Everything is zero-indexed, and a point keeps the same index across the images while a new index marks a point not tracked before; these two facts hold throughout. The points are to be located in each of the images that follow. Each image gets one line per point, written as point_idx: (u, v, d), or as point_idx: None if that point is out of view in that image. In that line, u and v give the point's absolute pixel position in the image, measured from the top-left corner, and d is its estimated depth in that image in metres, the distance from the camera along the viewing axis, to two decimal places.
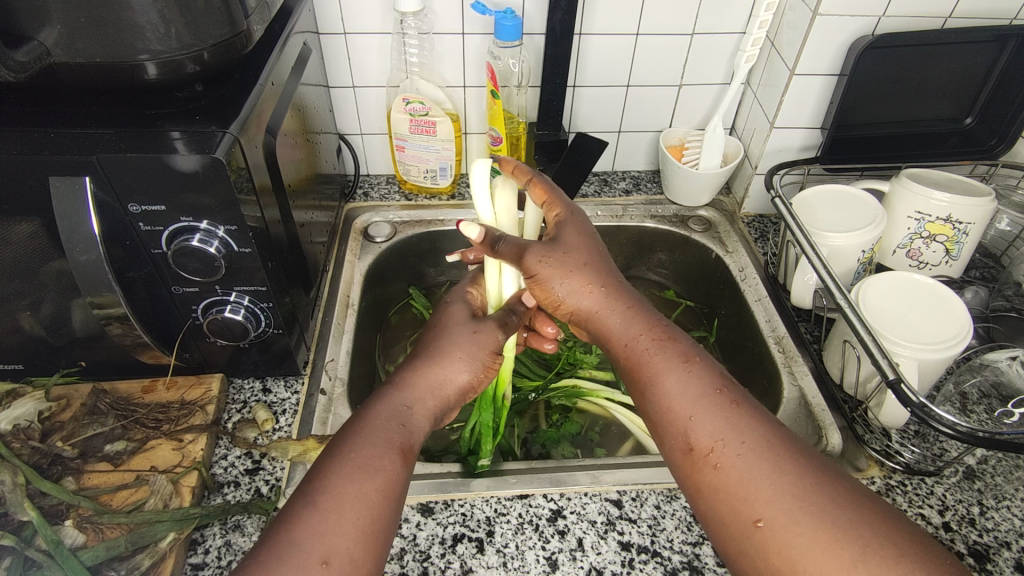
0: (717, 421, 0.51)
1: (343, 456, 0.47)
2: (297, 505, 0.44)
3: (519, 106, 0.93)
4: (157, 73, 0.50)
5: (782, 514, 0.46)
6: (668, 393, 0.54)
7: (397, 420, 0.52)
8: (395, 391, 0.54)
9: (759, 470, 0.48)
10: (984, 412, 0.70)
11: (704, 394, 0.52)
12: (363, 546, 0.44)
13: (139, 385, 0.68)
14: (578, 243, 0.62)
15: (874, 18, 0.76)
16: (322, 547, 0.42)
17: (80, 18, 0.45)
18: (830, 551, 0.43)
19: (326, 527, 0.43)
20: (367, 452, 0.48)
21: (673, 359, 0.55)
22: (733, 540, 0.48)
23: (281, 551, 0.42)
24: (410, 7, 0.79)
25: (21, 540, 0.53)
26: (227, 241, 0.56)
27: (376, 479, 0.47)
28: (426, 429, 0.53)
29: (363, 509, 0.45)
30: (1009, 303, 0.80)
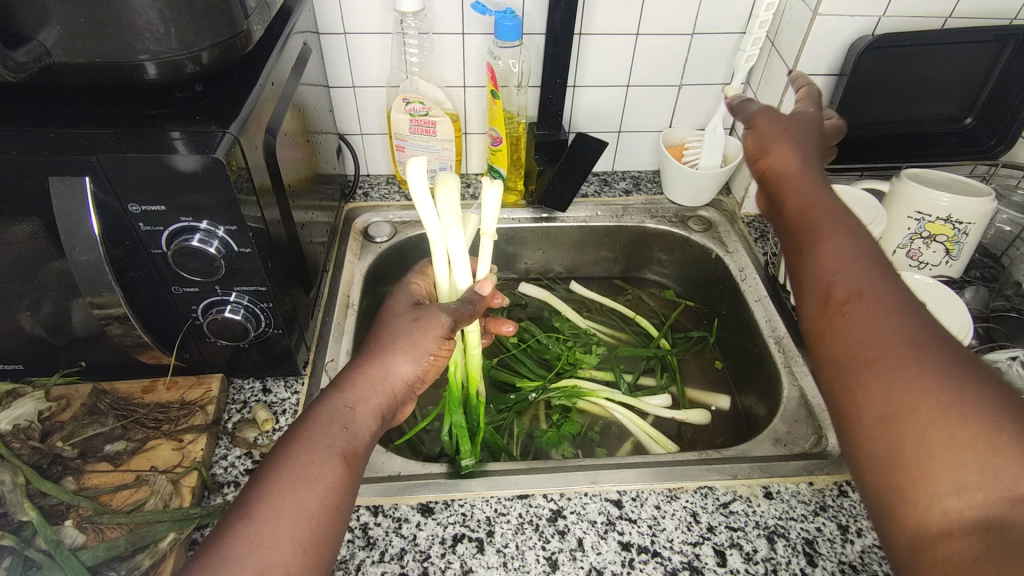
0: (864, 275, 0.44)
1: (281, 463, 0.45)
2: (232, 519, 0.42)
3: (519, 107, 0.92)
4: (157, 73, 0.50)
5: (901, 376, 0.38)
6: (822, 255, 0.47)
7: (339, 421, 0.49)
8: (337, 391, 0.51)
9: (889, 324, 0.41)
10: None
11: (862, 257, 0.45)
12: (300, 559, 0.42)
13: (139, 385, 0.68)
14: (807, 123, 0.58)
15: (874, 18, 0.76)
16: (256, 562, 0.41)
17: (80, 18, 0.45)
18: (931, 408, 0.36)
19: (260, 542, 0.41)
20: (306, 457, 0.46)
21: (837, 223, 0.49)
22: (841, 384, 0.42)
23: (215, 566, 0.40)
24: (411, 7, 0.79)
25: (21, 540, 0.53)
26: (227, 241, 0.56)
27: (315, 487, 0.45)
28: (373, 428, 0.50)
29: (299, 520, 0.43)
30: (1009, 303, 0.79)
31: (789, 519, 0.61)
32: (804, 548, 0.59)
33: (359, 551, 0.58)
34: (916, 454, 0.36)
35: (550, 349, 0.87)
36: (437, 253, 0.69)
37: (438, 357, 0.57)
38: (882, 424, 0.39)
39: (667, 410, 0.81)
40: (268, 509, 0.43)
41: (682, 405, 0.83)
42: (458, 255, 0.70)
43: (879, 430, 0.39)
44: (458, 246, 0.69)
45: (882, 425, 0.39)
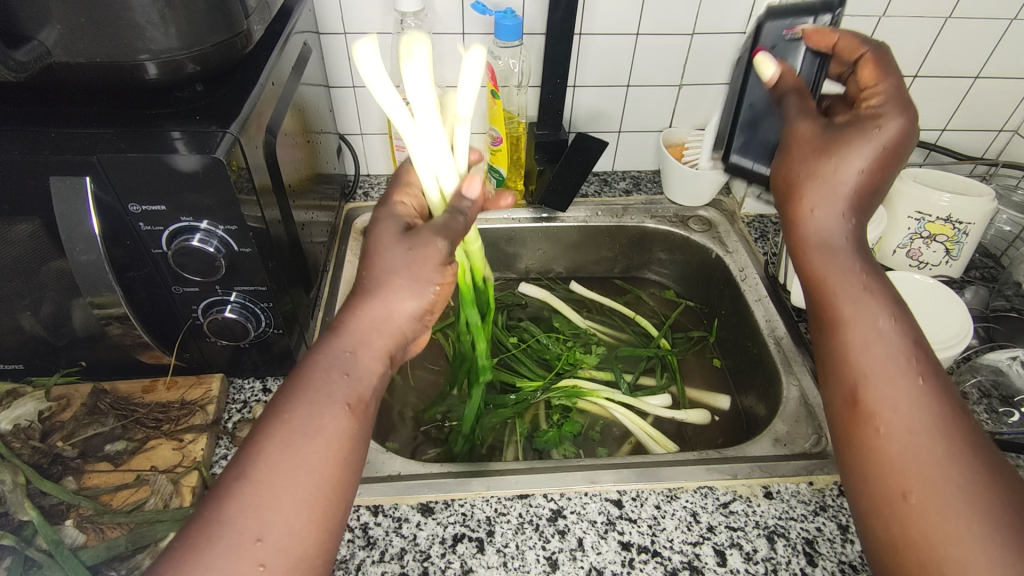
0: (898, 380, 0.45)
1: (280, 419, 0.43)
2: (231, 480, 0.41)
3: (519, 105, 0.93)
4: (157, 73, 0.50)
5: (937, 502, 0.41)
6: (869, 338, 0.46)
7: (340, 368, 0.46)
8: (339, 334, 0.48)
9: (924, 441, 0.43)
10: (984, 411, 0.69)
11: (895, 356, 0.46)
12: (303, 520, 0.41)
13: (139, 385, 0.68)
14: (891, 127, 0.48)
15: (874, 18, 0.76)
16: (258, 522, 0.40)
17: (80, 19, 0.45)
18: (974, 537, 0.39)
19: (258, 502, 0.40)
20: (306, 411, 0.44)
21: (877, 298, 0.47)
22: (871, 499, 0.44)
23: (214, 530, 0.39)
24: (411, 7, 0.79)
25: (21, 539, 0.54)
26: (227, 241, 0.56)
27: (316, 443, 0.43)
28: (378, 371, 0.48)
29: (302, 478, 0.42)
30: (1009, 303, 0.80)
31: (789, 518, 0.61)
32: (804, 548, 0.59)
33: (359, 551, 0.58)
34: (934, 558, 0.40)
35: (550, 349, 0.87)
36: (413, 148, 0.55)
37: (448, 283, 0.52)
38: (905, 532, 0.42)
39: (667, 410, 0.82)
40: (267, 469, 0.41)
41: (682, 405, 0.84)
42: (437, 150, 0.55)
43: (914, 556, 0.41)
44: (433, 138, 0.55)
45: (923, 550, 0.41)
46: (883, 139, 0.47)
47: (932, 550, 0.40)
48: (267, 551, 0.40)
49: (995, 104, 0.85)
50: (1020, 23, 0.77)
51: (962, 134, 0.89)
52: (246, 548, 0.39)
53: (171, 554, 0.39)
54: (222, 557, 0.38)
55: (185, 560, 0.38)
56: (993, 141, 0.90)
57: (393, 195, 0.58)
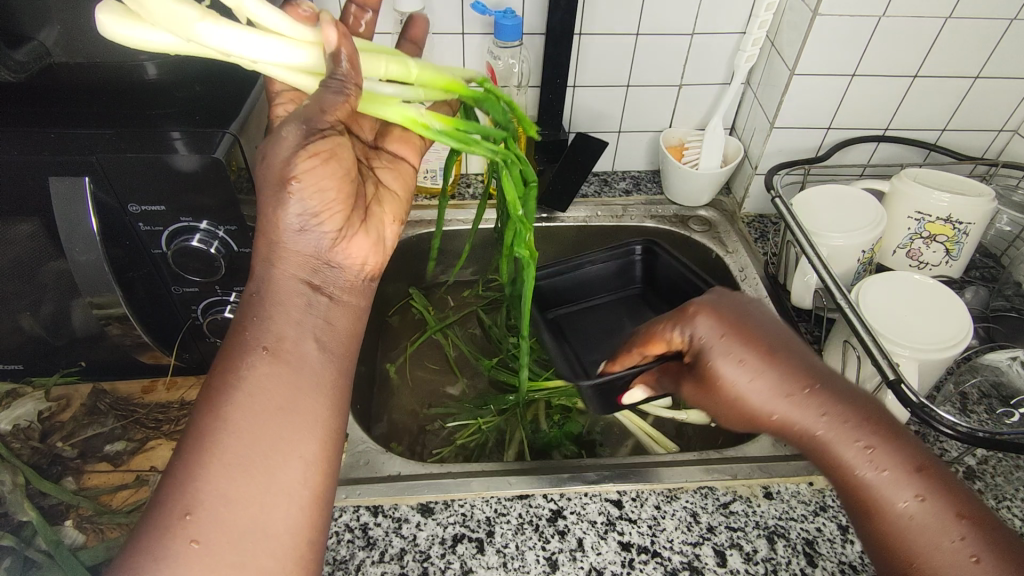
0: (941, 547, 0.45)
1: (205, 390, 0.44)
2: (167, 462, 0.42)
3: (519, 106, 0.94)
4: (157, 73, 0.52)
5: None
6: (910, 522, 0.46)
7: (253, 314, 0.46)
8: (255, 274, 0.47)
9: None
10: (984, 412, 0.71)
11: (931, 521, 0.46)
12: (239, 486, 0.41)
13: (139, 385, 0.68)
14: (728, 327, 0.56)
15: (874, 18, 0.76)
16: (184, 500, 0.40)
17: (83, 18, 0.46)
18: None
19: (189, 476, 0.40)
20: (225, 371, 0.44)
21: (881, 471, 0.48)
22: None
23: (149, 517, 0.40)
24: (411, 6, 0.79)
25: (21, 540, 0.54)
26: (227, 242, 0.56)
27: (238, 402, 0.43)
28: (295, 307, 0.46)
29: (228, 443, 0.42)
30: (1009, 303, 0.80)
31: (789, 519, 0.61)
32: (804, 548, 0.59)
33: (359, 551, 0.58)
34: None
35: None
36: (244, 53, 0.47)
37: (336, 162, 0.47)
38: None
39: (667, 409, 0.83)
40: (193, 442, 0.41)
41: (682, 406, 0.84)
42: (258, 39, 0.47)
43: None
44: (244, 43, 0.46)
45: None
46: (737, 348, 0.55)
47: None
48: (200, 524, 0.39)
49: (994, 104, 0.85)
50: (1020, 23, 0.76)
51: (962, 133, 0.89)
52: (179, 524, 0.39)
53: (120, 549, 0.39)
54: (154, 541, 0.39)
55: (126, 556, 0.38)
56: (993, 141, 0.90)
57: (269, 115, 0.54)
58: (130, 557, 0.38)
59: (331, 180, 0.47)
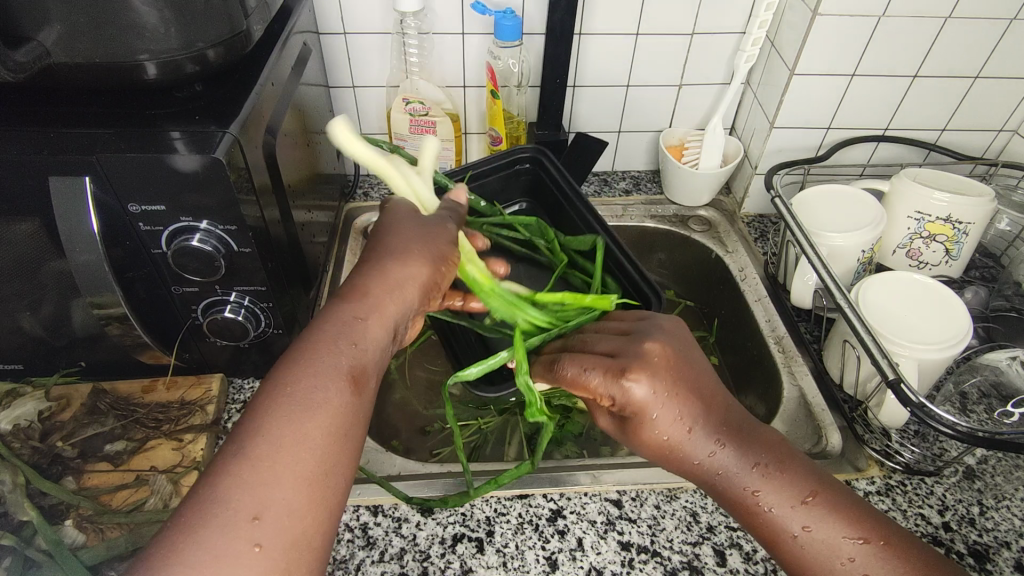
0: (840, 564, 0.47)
1: (279, 396, 0.44)
2: (234, 455, 0.42)
3: (519, 106, 0.93)
4: (157, 73, 0.50)
5: None
6: (809, 551, 0.48)
7: (346, 338, 0.48)
8: (344, 302, 0.50)
9: None
10: (984, 412, 0.71)
11: (831, 541, 0.48)
12: (302, 496, 0.42)
13: (139, 385, 0.68)
14: (661, 386, 0.50)
15: (874, 18, 0.76)
16: (252, 503, 0.40)
17: (80, 19, 0.45)
18: None
19: (257, 479, 0.41)
20: (307, 386, 0.45)
21: (781, 504, 0.49)
22: None
23: (208, 509, 0.40)
24: (410, 7, 0.79)
25: (21, 540, 0.54)
26: (226, 241, 0.56)
27: (316, 417, 0.44)
28: (382, 341, 0.50)
29: (301, 453, 0.43)
30: (1009, 303, 0.80)
31: None
32: None
33: (359, 551, 0.58)
34: None
35: None
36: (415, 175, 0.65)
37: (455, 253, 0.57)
38: None
39: None
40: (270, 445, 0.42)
41: None
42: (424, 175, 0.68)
43: None
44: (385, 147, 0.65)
45: None
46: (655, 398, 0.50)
47: None
48: (263, 529, 0.40)
49: (994, 104, 0.85)
50: (1020, 23, 0.76)
51: (963, 133, 0.89)
52: (242, 526, 0.39)
53: (159, 541, 0.39)
54: (216, 537, 0.39)
55: (181, 544, 0.38)
56: (993, 141, 0.90)
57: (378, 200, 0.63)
58: (194, 543, 0.38)
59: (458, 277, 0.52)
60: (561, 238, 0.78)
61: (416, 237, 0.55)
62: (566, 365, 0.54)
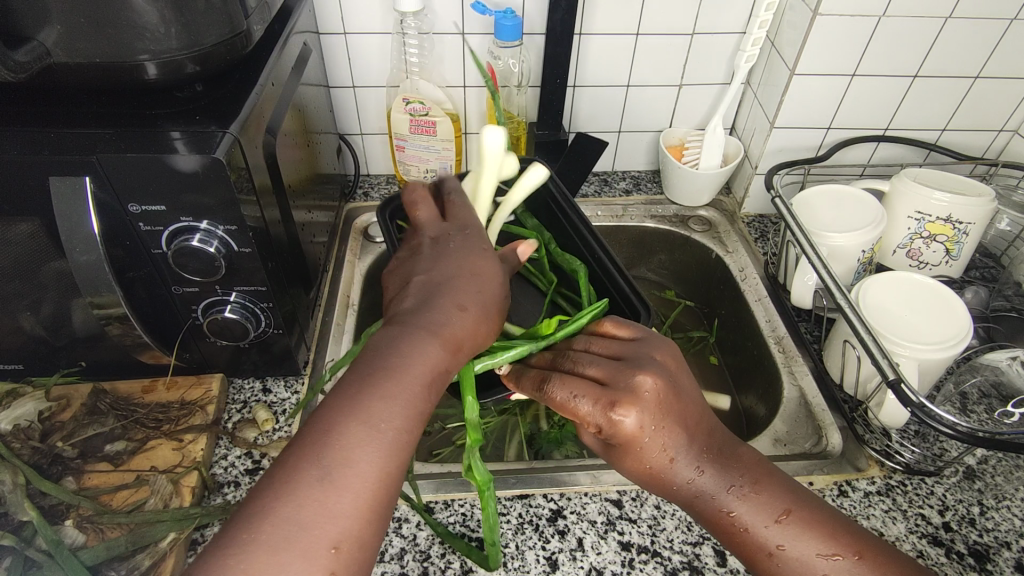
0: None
1: (369, 424, 0.44)
2: (316, 480, 0.41)
3: (519, 106, 0.93)
4: (157, 73, 0.50)
5: None
6: (784, 570, 0.48)
7: (435, 384, 0.49)
8: (439, 347, 0.50)
9: None
10: (984, 412, 0.71)
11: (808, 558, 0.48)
12: (372, 531, 0.42)
13: (139, 385, 0.68)
14: (650, 415, 0.49)
15: (874, 18, 0.76)
16: (334, 533, 0.40)
17: (80, 18, 0.45)
18: None
19: (343, 509, 0.41)
20: (395, 419, 0.45)
21: (759, 523, 0.49)
22: None
23: (292, 533, 0.39)
24: (410, 7, 0.79)
25: (21, 540, 0.54)
26: (227, 241, 0.56)
27: (398, 453, 0.45)
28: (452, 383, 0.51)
29: (381, 489, 0.43)
30: (1009, 303, 0.80)
31: None
32: None
33: None
34: None
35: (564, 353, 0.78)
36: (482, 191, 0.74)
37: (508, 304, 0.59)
38: None
39: None
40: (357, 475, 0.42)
41: None
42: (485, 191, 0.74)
43: None
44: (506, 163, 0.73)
45: None
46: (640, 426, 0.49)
47: None
48: (342, 560, 0.40)
49: (994, 104, 0.85)
50: (1020, 23, 0.76)
51: (963, 133, 0.89)
52: (325, 555, 0.40)
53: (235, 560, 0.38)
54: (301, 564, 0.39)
55: (265, 565, 0.38)
56: (993, 141, 0.90)
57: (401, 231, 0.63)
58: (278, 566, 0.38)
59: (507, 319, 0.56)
60: (551, 247, 0.77)
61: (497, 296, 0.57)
62: (554, 389, 0.53)
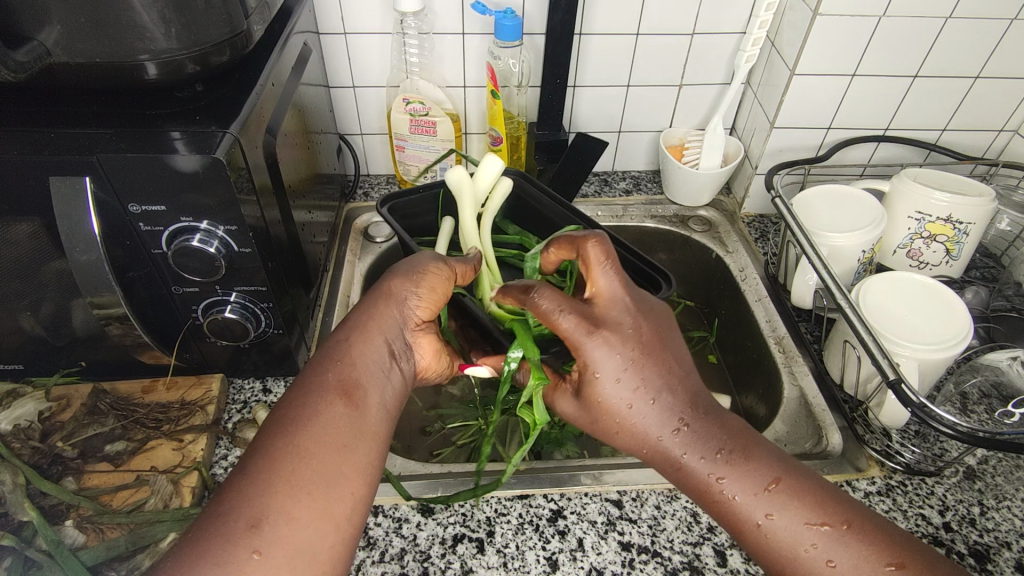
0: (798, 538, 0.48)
1: (280, 417, 0.47)
2: (233, 475, 0.45)
3: (519, 106, 0.93)
4: (157, 73, 0.50)
5: None
6: (769, 536, 0.49)
7: (335, 359, 0.51)
8: (335, 334, 0.53)
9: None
10: (984, 412, 0.71)
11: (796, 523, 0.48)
12: (297, 506, 0.43)
13: (139, 385, 0.68)
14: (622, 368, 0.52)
15: (875, 18, 0.76)
16: (251, 513, 0.42)
17: (80, 19, 0.45)
18: None
19: (256, 492, 0.43)
20: (301, 404, 0.48)
21: (745, 491, 0.49)
22: None
23: (211, 522, 0.42)
24: (410, 7, 0.79)
25: (21, 540, 0.54)
26: (227, 241, 0.56)
27: (311, 430, 0.46)
28: (375, 362, 0.52)
29: (296, 466, 0.45)
30: (1009, 303, 0.80)
31: None
32: None
33: (360, 552, 0.58)
34: None
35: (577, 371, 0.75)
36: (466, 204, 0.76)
37: (434, 276, 0.58)
38: None
39: None
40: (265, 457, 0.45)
41: None
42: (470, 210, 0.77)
43: None
44: (491, 172, 0.77)
45: None
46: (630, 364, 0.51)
47: None
48: (263, 535, 0.42)
49: (994, 104, 0.85)
50: (1021, 23, 0.76)
51: (964, 133, 0.89)
52: (243, 534, 0.42)
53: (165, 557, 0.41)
54: (218, 548, 0.41)
55: (183, 557, 0.40)
56: (993, 141, 0.90)
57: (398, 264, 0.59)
58: (194, 551, 0.41)
59: (437, 289, 0.58)
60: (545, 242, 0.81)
61: (400, 271, 0.57)
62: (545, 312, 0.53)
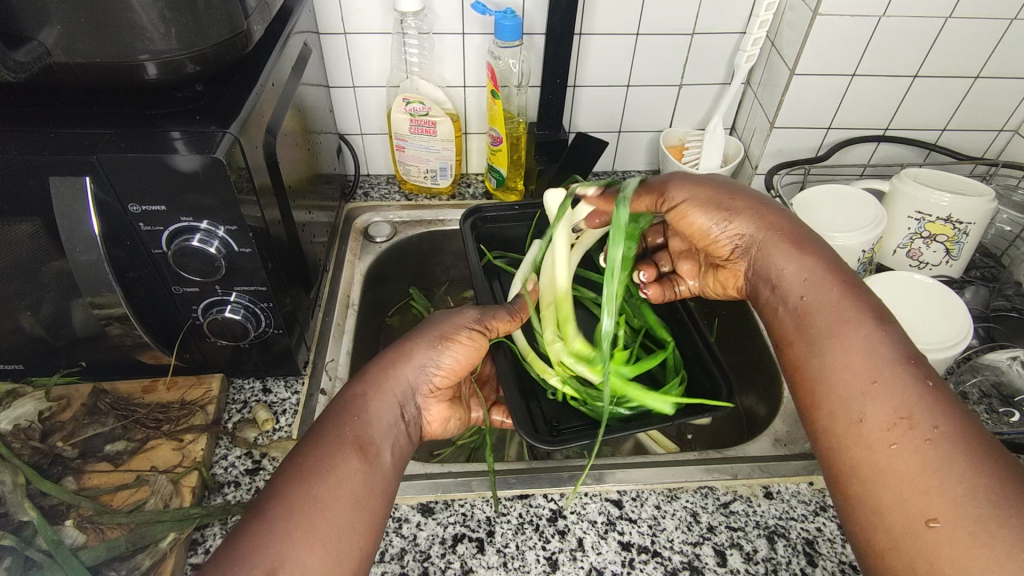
0: (873, 369, 0.49)
1: (296, 466, 0.47)
2: (247, 520, 0.44)
3: (519, 106, 0.93)
4: (157, 73, 0.50)
5: (953, 498, 0.42)
6: (845, 346, 0.51)
7: (352, 411, 0.51)
8: (355, 383, 0.54)
9: (911, 414, 0.46)
10: (984, 412, 0.70)
11: (879, 361, 0.49)
12: (313, 557, 0.43)
13: (139, 385, 0.68)
14: (741, 209, 0.61)
15: (874, 18, 0.76)
16: (267, 561, 0.42)
17: (80, 18, 0.45)
18: (959, 484, 0.42)
19: (273, 539, 0.43)
20: (320, 453, 0.48)
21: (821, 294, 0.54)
22: (893, 513, 0.44)
23: (226, 566, 0.41)
24: (411, 7, 0.79)
25: (21, 540, 0.54)
26: (227, 241, 0.56)
27: (328, 481, 0.46)
28: (390, 421, 0.53)
29: (314, 514, 0.45)
30: (1009, 303, 0.80)
31: (789, 518, 0.61)
32: (804, 548, 0.59)
33: None
34: (928, 511, 0.42)
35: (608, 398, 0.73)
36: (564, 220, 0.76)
37: (462, 342, 0.59)
38: (906, 484, 0.44)
39: None
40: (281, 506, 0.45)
41: None
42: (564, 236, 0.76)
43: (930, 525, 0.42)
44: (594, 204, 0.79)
45: (921, 507, 0.43)
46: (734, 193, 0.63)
47: (906, 491, 0.44)
48: None
49: (994, 104, 0.85)
50: (1021, 23, 0.76)
51: (963, 134, 0.89)
52: None
53: None
54: None
55: None
56: (993, 141, 0.90)
57: (451, 312, 0.62)
58: None
59: (466, 358, 0.59)
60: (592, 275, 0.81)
61: (425, 329, 0.59)
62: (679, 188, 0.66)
